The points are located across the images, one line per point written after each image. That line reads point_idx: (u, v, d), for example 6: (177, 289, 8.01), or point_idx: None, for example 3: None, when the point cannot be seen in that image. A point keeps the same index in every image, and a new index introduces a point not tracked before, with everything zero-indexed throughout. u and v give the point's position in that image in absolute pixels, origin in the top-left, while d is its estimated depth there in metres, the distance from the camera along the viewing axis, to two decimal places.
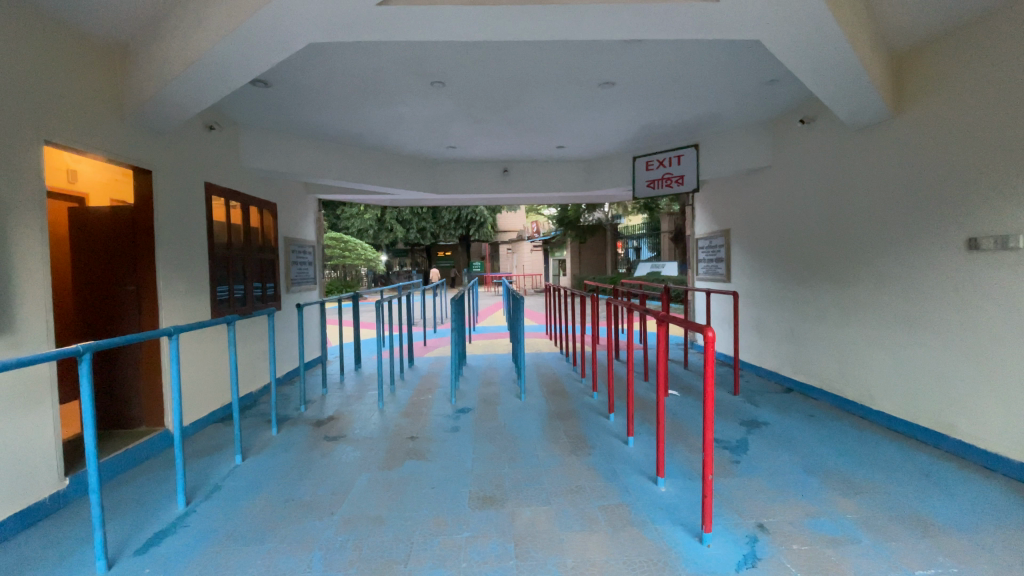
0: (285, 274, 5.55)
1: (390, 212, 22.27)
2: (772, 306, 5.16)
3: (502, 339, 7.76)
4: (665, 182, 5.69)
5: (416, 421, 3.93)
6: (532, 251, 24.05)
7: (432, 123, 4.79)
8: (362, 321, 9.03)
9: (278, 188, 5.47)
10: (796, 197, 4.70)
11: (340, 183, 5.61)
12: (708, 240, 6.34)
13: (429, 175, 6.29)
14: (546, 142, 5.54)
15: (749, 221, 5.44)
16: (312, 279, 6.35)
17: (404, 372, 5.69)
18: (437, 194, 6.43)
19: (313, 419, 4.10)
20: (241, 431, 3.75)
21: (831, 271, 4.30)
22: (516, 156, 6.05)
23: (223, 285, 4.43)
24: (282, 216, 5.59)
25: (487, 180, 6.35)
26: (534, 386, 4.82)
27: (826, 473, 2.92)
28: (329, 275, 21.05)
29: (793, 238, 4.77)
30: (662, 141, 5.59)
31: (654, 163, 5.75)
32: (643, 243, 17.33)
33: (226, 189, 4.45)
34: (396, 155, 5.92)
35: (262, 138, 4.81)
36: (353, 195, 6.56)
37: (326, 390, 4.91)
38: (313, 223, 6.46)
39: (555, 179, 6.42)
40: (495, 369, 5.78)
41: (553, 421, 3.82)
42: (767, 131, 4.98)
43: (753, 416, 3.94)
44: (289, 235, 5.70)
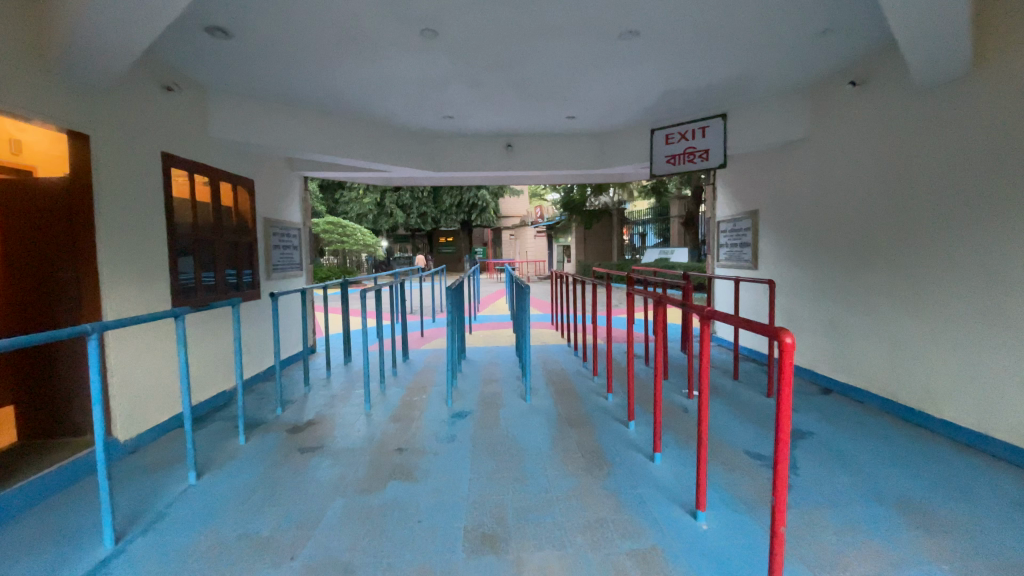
0: (264, 259, 5.00)
1: (390, 196, 21.65)
2: (807, 296, 4.61)
3: (505, 329, 7.21)
4: (688, 157, 5.08)
5: (405, 428, 3.41)
6: (536, 237, 23.46)
7: (426, 87, 4.21)
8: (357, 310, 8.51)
9: (255, 163, 4.90)
10: (841, 172, 4.13)
11: (325, 157, 5.04)
12: (731, 222, 5.75)
13: (426, 150, 5.71)
14: (554, 113, 4.96)
15: (782, 201, 4.87)
16: (299, 265, 5.81)
17: (396, 367, 5.17)
18: (434, 171, 5.85)
19: (289, 424, 3.59)
20: (203, 440, 3.24)
21: (883, 257, 3.74)
22: (521, 129, 5.47)
23: (188, 271, 3.90)
24: (261, 194, 5.02)
25: (490, 156, 5.77)
26: (541, 385, 4.29)
27: (899, 503, 2.40)
28: (328, 261, 20.50)
29: (837, 219, 4.20)
30: (686, 111, 4.99)
31: (675, 137, 5.15)
32: (649, 228, 16.77)
33: (190, 161, 3.90)
34: (388, 127, 5.34)
35: (234, 105, 4.25)
36: (343, 173, 5.98)
37: (308, 388, 4.39)
38: (298, 203, 5.89)
39: (564, 155, 5.82)
40: (497, 364, 5.26)
41: (564, 429, 3.30)
42: (807, 97, 4.38)
43: (795, 424, 3.41)
44: (268, 215, 5.14)
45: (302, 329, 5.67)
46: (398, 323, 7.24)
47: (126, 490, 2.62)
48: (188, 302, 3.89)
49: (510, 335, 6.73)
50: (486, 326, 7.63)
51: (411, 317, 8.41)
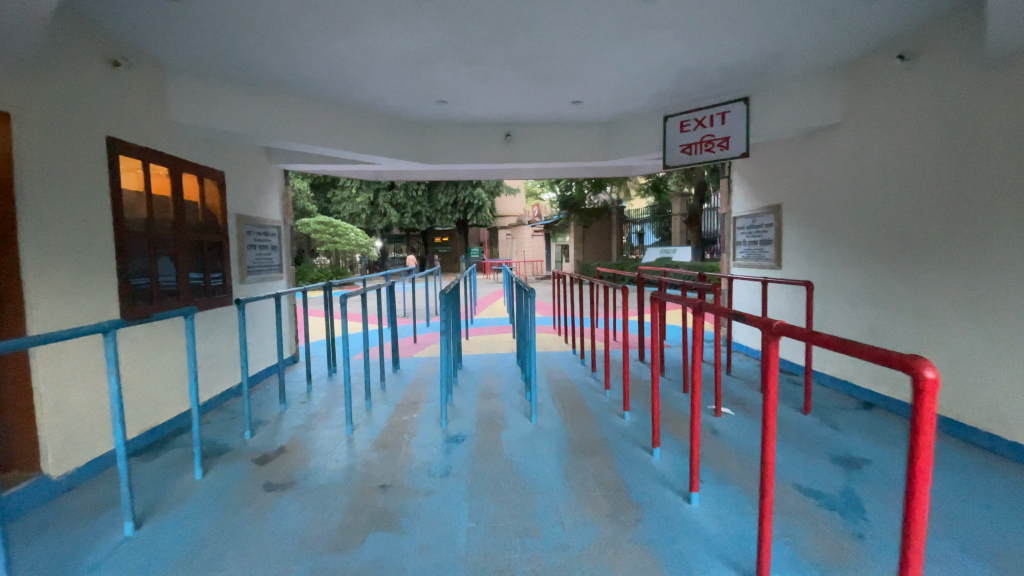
0: (237, 261, 4.49)
1: (384, 195, 21.11)
2: (843, 299, 4.15)
3: (504, 335, 6.72)
4: (705, 146, 4.60)
5: (392, 457, 2.92)
6: (533, 237, 22.98)
7: (415, 65, 3.73)
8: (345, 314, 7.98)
9: (225, 153, 4.40)
10: (883, 160, 3.67)
11: (305, 147, 4.54)
12: (751, 218, 5.28)
13: (417, 141, 5.22)
14: (557, 97, 4.49)
15: (812, 193, 4.41)
16: (279, 266, 5.28)
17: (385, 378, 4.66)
18: (427, 164, 5.36)
19: (256, 453, 3.08)
20: (152, 476, 2.75)
21: (938, 254, 3.28)
22: (521, 117, 4.99)
23: (142, 274, 3.37)
24: (233, 188, 4.51)
25: (487, 146, 5.27)
26: (548, 401, 3.80)
27: (1002, 560, 1.95)
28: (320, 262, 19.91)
29: (879, 213, 3.74)
30: (704, 95, 4.52)
31: (691, 124, 4.67)
32: (648, 227, 16.35)
33: (144, 147, 3.39)
34: (375, 114, 4.84)
35: (197, 86, 3.76)
36: (327, 166, 5.48)
37: (285, 406, 3.88)
38: (278, 198, 5.37)
39: (568, 146, 5.34)
40: (497, 375, 4.76)
41: (578, 458, 2.81)
42: (841, 77, 3.92)
43: (845, 450, 2.96)
44: (242, 212, 4.63)
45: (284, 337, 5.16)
46: (389, 328, 6.72)
47: (44, 548, 2.13)
48: (141, 311, 3.35)
49: (510, 342, 6.24)
50: (483, 331, 7.14)
51: (403, 322, 7.89)
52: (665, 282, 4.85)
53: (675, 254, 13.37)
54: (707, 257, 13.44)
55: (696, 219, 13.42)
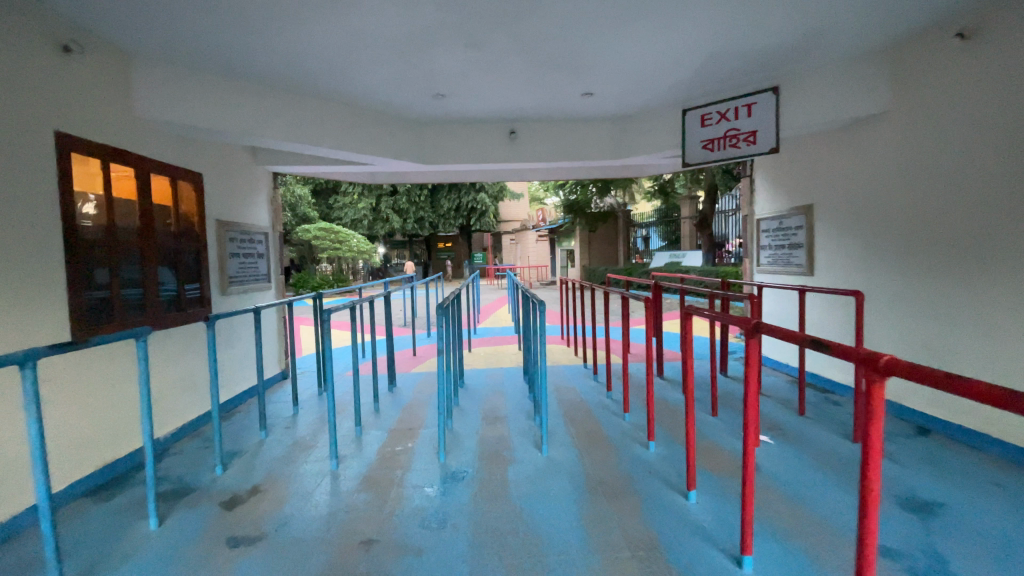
0: (216, 270, 4.10)
1: (386, 200, 20.78)
2: (889, 309, 3.71)
3: (509, 346, 6.29)
4: (729, 142, 4.19)
5: (382, 500, 2.51)
6: (537, 242, 22.59)
7: (408, 50, 3.34)
8: (342, 325, 7.58)
9: (203, 153, 4.03)
10: (937, 152, 3.25)
11: (292, 145, 4.15)
12: (777, 220, 4.85)
13: (414, 139, 4.83)
14: (566, 89, 4.10)
15: (849, 191, 3.99)
16: (267, 275, 4.89)
17: (380, 398, 4.24)
18: (425, 164, 4.97)
19: (226, 493, 2.68)
20: (102, 525, 2.36)
21: (1012, 258, 2.85)
22: (527, 112, 4.60)
23: (99, 286, 2.97)
24: (213, 190, 4.13)
25: (490, 144, 4.88)
26: (560, 426, 3.37)
27: None
28: (321, 270, 19.59)
29: (933, 212, 3.31)
30: (728, 85, 4.11)
31: (713, 118, 4.27)
32: (654, 231, 15.95)
33: (102, 144, 3.02)
34: (369, 109, 4.46)
35: (167, 78, 3.39)
36: (318, 168, 5.09)
37: (265, 434, 3.47)
38: (266, 202, 4.99)
39: (578, 143, 4.93)
40: (502, 394, 4.33)
41: (599, 502, 2.40)
42: (884, 61, 3.51)
43: (912, 491, 2.53)
44: (223, 217, 4.24)
45: (271, 353, 4.75)
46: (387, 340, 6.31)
47: None
48: (97, 327, 2.94)
49: (516, 354, 5.81)
50: (487, 342, 6.71)
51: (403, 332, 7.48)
52: (687, 292, 4.41)
53: (686, 258, 12.91)
54: (719, 262, 12.97)
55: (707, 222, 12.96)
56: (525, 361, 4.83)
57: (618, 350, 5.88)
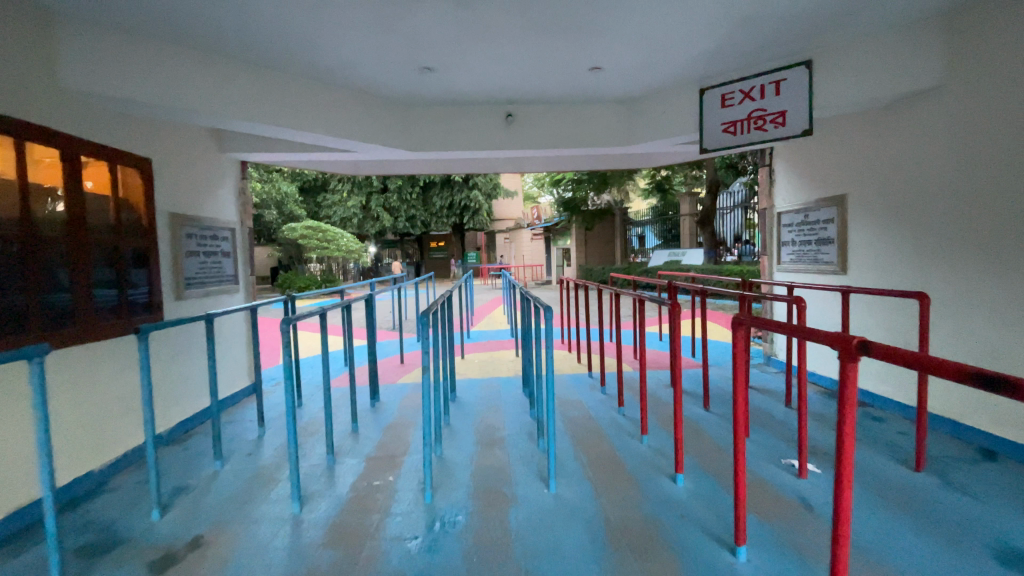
0: (169, 271, 3.57)
1: (377, 198, 20.20)
2: (940, 312, 3.26)
3: (505, 352, 5.78)
4: (754, 124, 3.72)
5: (352, 561, 2.01)
6: (532, 241, 22.08)
7: (387, 12, 2.83)
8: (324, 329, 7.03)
9: (154, 136, 3.51)
10: (1007, 130, 2.79)
11: (257, 127, 3.62)
12: (802, 213, 4.39)
13: (399, 123, 4.32)
14: (571, 63, 3.60)
15: (892, 180, 3.52)
16: (234, 277, 4.35)
17: (360, 416, 3.72)
18: (412, 152, 4.46)
19: (160, 549, 2.17)
20: None
21: None
22: (526, 92, 4.10)
23: (12, 286, 2.43)
24: (166, 180, 3.59)
25: (484, 129, 4.38)
26: (569, 453, 2.87)
27: None
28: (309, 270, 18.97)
29: (1000, 201, 2.85)
30: (753, 60, 3.63)
31: (735, 97, 3.79)
32: (649, 229, 15.53)
33: (14, 121, 2.46)
34: (347, 88, 3.94)
35: (103, 45, 2.86)
36: (292, 156, 4.57)
37: (222, 464, 2.95)
38: (233, 194, 4.45)
39: (582, 128, 4.43)
40: (499, 409, 3.82)
41: (625, 563, 1.91)
42: (938, 28, 3.05)
43: (1007, 542, 2.06)
44: (179, 211, 3.70)
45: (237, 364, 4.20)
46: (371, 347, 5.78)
47: None
48: (7, 339, 2.39)
49: (513, 361, 5.31)
50: (482, 347, 6.20)
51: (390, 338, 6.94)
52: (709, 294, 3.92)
53: (686, 256, 12.49)
54: (721, 260, 12.56)
55: (708, 219, 12.53)
56: (524, 371, 4.32)
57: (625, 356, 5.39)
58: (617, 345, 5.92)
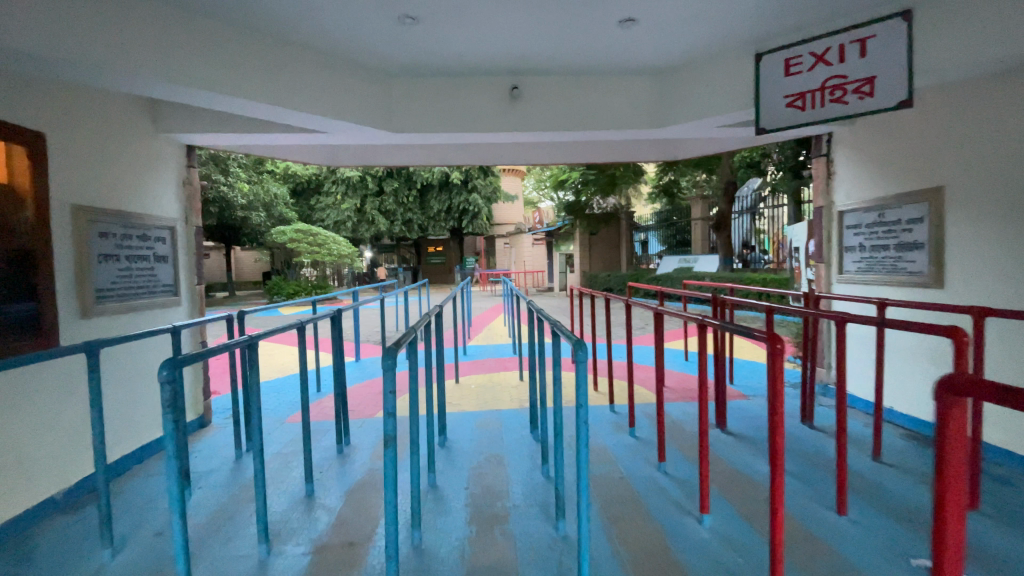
0: (71, 282, 2.71)
1: (371, 201, 19.37)
2: None
3: (505, 374, 4.89)
4: (829, 95, 2.89)
5: None
6: (533, 246, 21.24)
7: None
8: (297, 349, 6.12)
9: (53, 106, 2.65)
10: None
11: (193, 94, 2.80)
12: (876, 212, 3.54)
13: (377, 97, 3.47)
14: (598, 13, 2.76)
15: (1017, 166, 2.69)
16: (174, 287, 3.50)
17: (320, 470, 2.85)
18: (393, 134, 3.62)
19: None
20: None
21: None
22: (536, 57, 3.27)
23: None
24: (69, 162, 2.74)
25: (482, 106, 3.54)
26: (603, 549, 2.03)
27: None
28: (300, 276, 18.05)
29: None
30: (832, 9, 2.80)
31: (805, 62, 2.98)
32: (653, 234, 14.78)
33: None
34: (309, 48, 3.10)
35: None
36: (247, 140, 3.72)
37: (112, 555, 2.11)
38: (175, 186, 3.60)
39: (604, 106, 3.59)
40: (500, 458, 2.96)
41: None
42: None
43: None
44: (90, 202, 2.85)
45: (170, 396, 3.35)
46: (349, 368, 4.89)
47: None
48: None
49: (517, 388, 4.43)
50: (478, 367, 5.31)
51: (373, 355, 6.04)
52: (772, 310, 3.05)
53: (698, 262, 11.69)
54: (735, 267, 11.73)
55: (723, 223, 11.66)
56: (532, 403, 3.43)
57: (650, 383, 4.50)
58: (637, 368, 5.04)
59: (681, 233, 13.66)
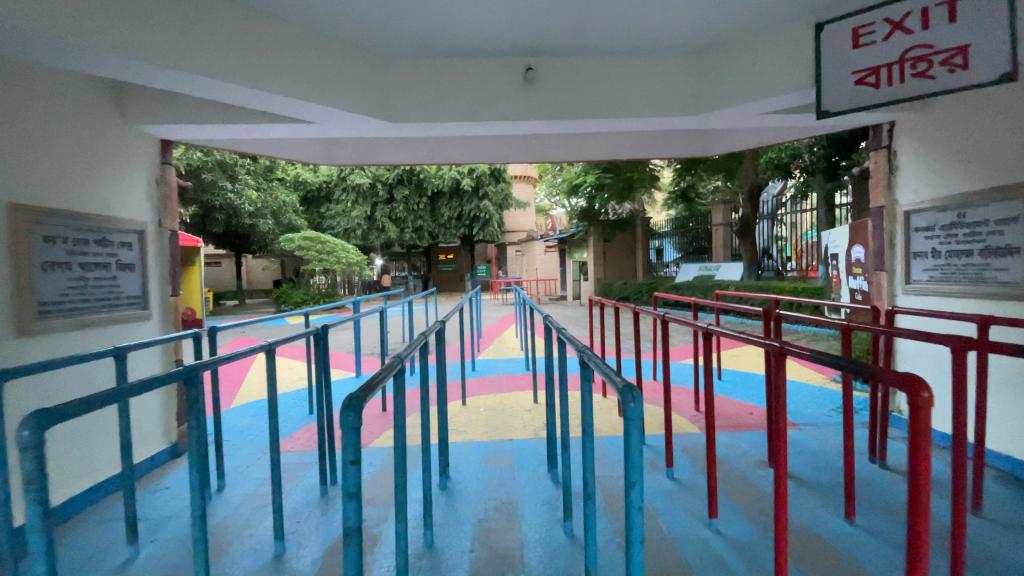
0: (6, 295, 2.30)
1: (381, 208, 19.09)
2: None
3: (518, 394, 4.36)
4: (911, 69, 2.41)
5: None
6: (546, 253, 20.76)
7: None
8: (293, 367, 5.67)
9: None
10: None
11: (149, 74, 2.37)
12: (955, 212, 2.99)
13: (374, 82, 3.04)
14: None
15: None
16: (144, 299, 3.09)
17: (296, 520, 2.39)
18: (389, 124, 3.16)
19: None
20: None
21: None
22: (554, 32, 2.80)
23: None
24: (10, 155, 2.33)
25: (490, 92, 3.07)
26: None
27: None
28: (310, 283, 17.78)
29: None
30: None
31: (878, 31, 2.49)
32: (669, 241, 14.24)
33: None
34: (289, 23, 2.67)
35: None
36: (230, 133, 3.31)
37: None
38: (149, 186, 3.20)
39: (631, 90, 3.10)
40: (513, 506, 2.47)
41: None
42: None
43: None
44: (35, 202, 2.43)
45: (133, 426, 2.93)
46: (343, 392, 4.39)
47: None
48: None
49: (531, 411, 3.89)
50: (488, 385, 4.80)
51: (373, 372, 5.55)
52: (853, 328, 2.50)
53: (720, 270, 11.11)
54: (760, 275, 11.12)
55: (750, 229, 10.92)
56: (550, 444, 2.80)
57: (682, 409, 3.95)
58: (665, 389, 4.49)
59: (700, 239, 13.10)
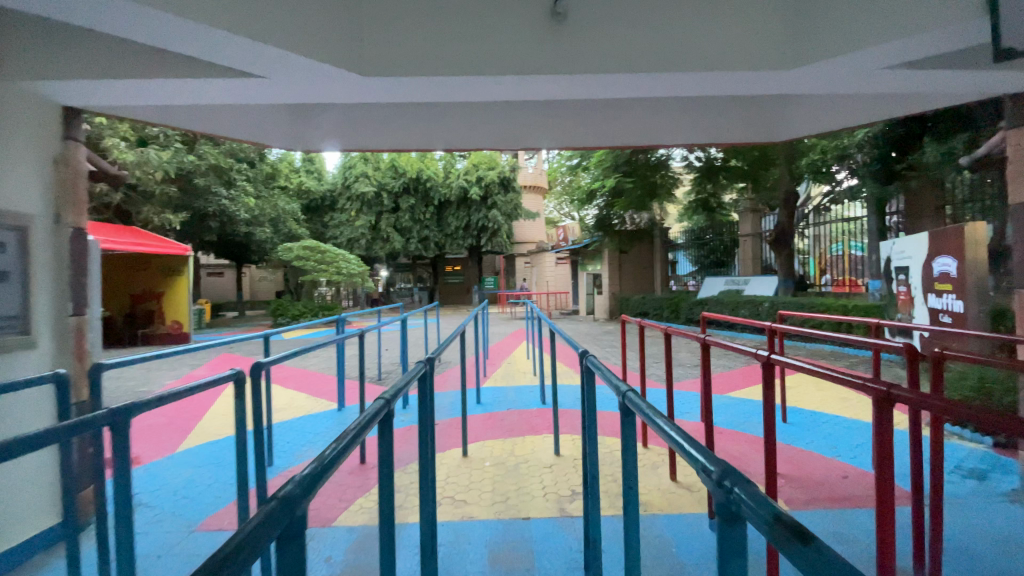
0: None
1: (386, 218, 18.35)
2: None
3: (531, 441, 3.40)
4: None
5: None
6: (557, 265, 19.82)
7: None
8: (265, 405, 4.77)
9: None
10: None
11: None
12: None
13: (342, 17, 2.13)
14: None
15: None
16: (22, 322, 2.24)
17: None
18: (364, 83, 2.27)
19: None
20: None
21: None
22: None
23: None
24: None
25: (505, 36, 2.18)
26: None
27: None
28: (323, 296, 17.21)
29: None
30: None
31: None
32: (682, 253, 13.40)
33: None
34: None
35: None
36: (149, 97, 2.42)
37: None
38: (40, 169, 2.36)
39: (704, 34, 2.19)
40: None
41: None
42: None
43: None
44: None
45: None
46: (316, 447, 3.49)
47: None
48: None
49: (550, 468, 2.94)
50: (495, 426, 3.83)
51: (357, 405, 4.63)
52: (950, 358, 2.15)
53: (748, 286, 10.40)
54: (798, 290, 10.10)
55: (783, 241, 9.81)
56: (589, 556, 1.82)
57: (752, 471, 2.97)
58: (723, 438, 3.51)
59: (721, 252, 12.18)
